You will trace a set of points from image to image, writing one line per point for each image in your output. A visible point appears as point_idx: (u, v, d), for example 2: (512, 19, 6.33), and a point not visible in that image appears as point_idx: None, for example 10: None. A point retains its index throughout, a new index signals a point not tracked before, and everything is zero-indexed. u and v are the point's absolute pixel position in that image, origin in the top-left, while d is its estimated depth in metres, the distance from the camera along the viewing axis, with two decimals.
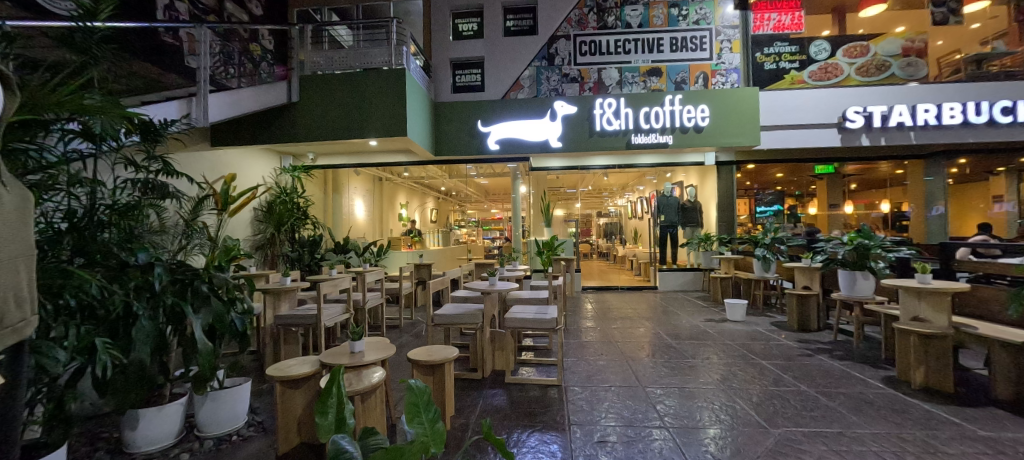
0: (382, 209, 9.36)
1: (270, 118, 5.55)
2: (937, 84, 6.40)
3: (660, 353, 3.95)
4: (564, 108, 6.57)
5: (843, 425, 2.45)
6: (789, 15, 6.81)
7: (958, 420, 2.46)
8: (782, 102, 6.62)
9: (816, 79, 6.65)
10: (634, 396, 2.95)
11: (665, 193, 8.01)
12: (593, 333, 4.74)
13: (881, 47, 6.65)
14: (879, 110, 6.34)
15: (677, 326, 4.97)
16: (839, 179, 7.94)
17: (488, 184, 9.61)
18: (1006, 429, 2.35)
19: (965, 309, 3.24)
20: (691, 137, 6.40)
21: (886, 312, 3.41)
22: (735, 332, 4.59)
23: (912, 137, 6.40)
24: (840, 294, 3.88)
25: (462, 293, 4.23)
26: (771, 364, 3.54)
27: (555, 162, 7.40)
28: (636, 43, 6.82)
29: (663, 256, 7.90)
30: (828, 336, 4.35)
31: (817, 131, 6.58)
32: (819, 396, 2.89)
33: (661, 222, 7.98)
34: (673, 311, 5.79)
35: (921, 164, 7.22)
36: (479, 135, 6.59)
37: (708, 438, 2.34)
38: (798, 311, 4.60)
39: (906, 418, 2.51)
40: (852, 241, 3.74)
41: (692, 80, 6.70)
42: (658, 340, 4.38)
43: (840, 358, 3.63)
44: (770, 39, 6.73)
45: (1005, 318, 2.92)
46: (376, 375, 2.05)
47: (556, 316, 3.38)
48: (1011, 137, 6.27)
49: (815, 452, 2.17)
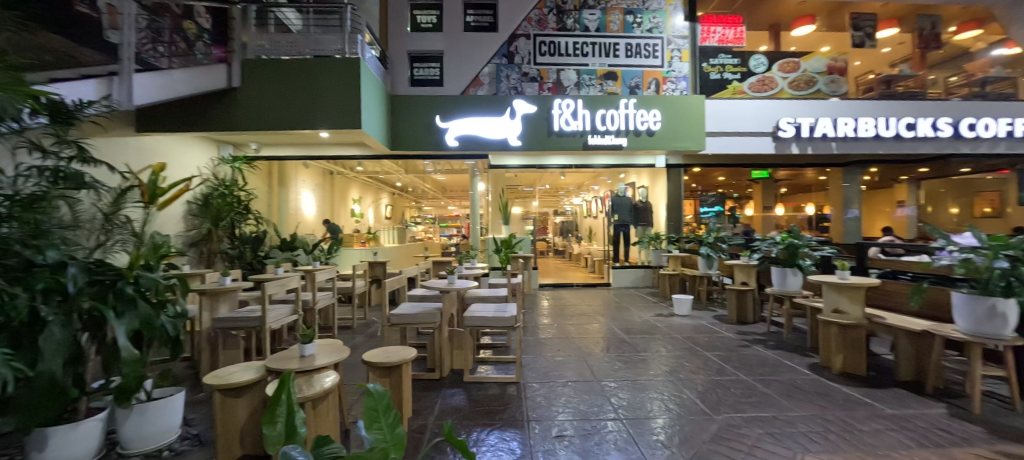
0: (332, 204, 8.87)
1: (209, 102, 5.12)
2: (855, 101, 7.14)
3: (614, 348, 4.11)
4: (523, 107, 6.61)
5: (775, 410, 2.69)
6: (733, 29, 7.28)
7: (870, 400, 2.79)
8: (726, 110, 7.04)
9: (755, 90, 7.18)
10: (592, 391, 3.04)
11: (619, 193, 8.29)
12: (549, 330, 4.83)
13: (810, 64, 7.27)
14: (808, 121, 6.95)
15: (629, 322, 5.20)
16: (773, 182, 8.82)
17: (446, 180, 9.57)
18: (908, 406, 2.70)
19: (878, 302, 3.64)
20: (644, 140, 6.68)
21: (812, 304, 3.74)
22: (682, 326, 4.88)
23: (834, 147, 7.07)
24: (773, 290, 4.21)
25: (419, 291, 4.14)
26: (714, 355, 3.81)
27: (514, 160, 7.35)
28: (594, 46, 7.01)
29: (617, 254, 8.09)
30: (762, 328, 4.71)
31: (755, 139, 7.10)
32: (756, 383, 3.15)
33: (615, 220, 8.19)
34: (626, 306, 6.06)
35: (841, 171, 8.02)
36: (437, 130, 6.47)
37: (658, 428, 2.47)
38: (736, 304, 4.96)
39: (829, 401, 2.81)
40: (784, 240, 4.13)
41: (645, 85, 7.00)
42: (612, 335, 4.57)
43: (773, 348, 3.98)
44: (715, 51, 7.17)
45: (909, 309, 3.32)
46: (329, 380, 1.96)
47: (515, 314, 3.41)
48: (915, 150, 7.07)
49: (753, 435, 2.38)
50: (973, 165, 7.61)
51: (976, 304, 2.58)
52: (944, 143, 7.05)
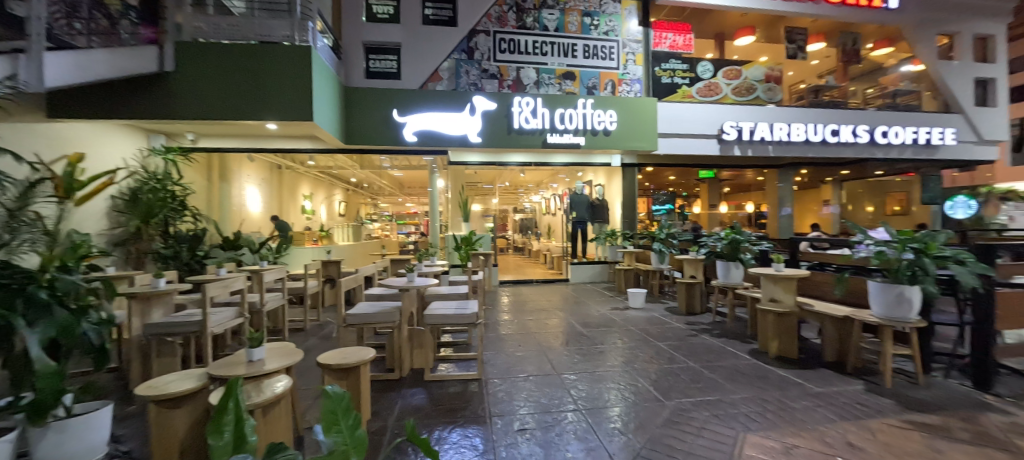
0: (280, 200, 8.35)
1: (138, 86, 4.64)
2: (789, 107, 7.79)
3: (572, 342, 4.23)
4: (483, 103, 6.57)
5: (720, 394, 2.91)
6: (682, 36, 7.66)
7: (801, 381, 3.08)
8: (677, 113, 7.41)
9: (702, 95, 7.62)
10: (552, 384, 3.11)
11: (577, 191, 8.49)
12: (510, 326, 4.88)
13: (751, 72, 7.82)
14: (748, 126, 7.48)
15: (587, 315, 5.36)
16: (717, 181, 9.41)
17: (403, 176, 9.34)
18: (831, 384, 3.02)
19: (808, 291, 4.01)
20: (601, 139, 6.89)
21: (752, 295, 4.05)
22: (636, 318, 5.11)
23: (770, 150, 7.67)
24: (718, 282, 4.51)
25: (376, 290, 4.02)
26: (665, 345, 4.03)
27: (474, 157, 7.29)
28: (553, 46, 7.11)
29: (575, 250, 8.30)
30: (709, 318, 5.02)
31: (703, 141, 7.54)
32: (703, 369, 3.38)
33: (572, 217, 8.36)
34: (583, 301, 6.24)
35: (777, 172, 8.73)
36: (395, 125, 6.28)
37: (614, 416, 2.58)
38: (686, 296, 5.27)
39: (766, 383, 3.07)
40: (728, 236, 4.44)
41: (602, 86, 7.23)
42: (570, 329, 4.70)
43: (718, 336, 4.27)
44: (667, 56, 7.52)
45: (833, 297, 3.69)
46: (281, 385, 1.85)
47: (476, 311, 3.41)
48: (838, 154, 7.83)
49: (700, 418, 2.56)
50: (886, 168, 8.56)
51: (887, 291, 2.92)
52: (862, 148, 7.87)
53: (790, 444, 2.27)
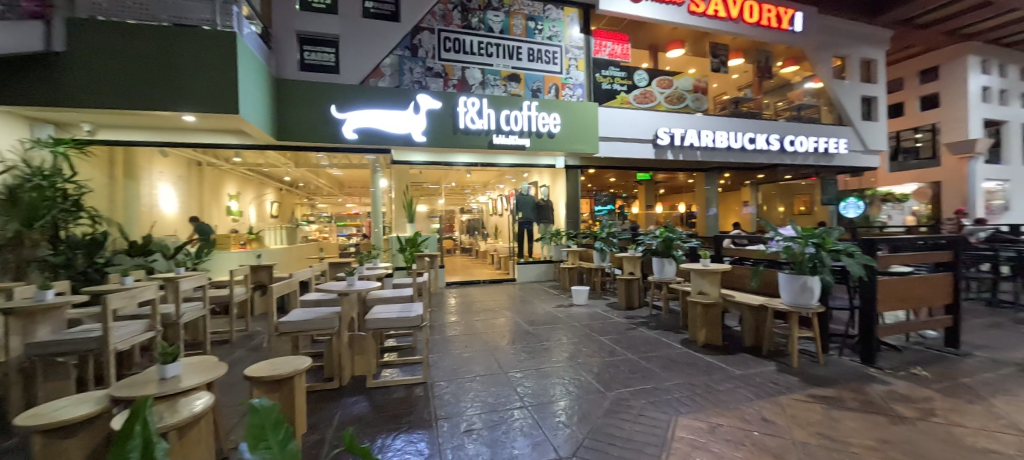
0: (200, 200, 7.57)
1: (16, 67, 3.96)
2: (714, 116, 8.52)
3: (519, 340, 4.29)
4: (427, 101, 6.44)
5: (655, 381, 3.11)
6: (620, 45, 8.08)
7: (724, 365, 3.39)
8: (616, 118, 7.80)
9: (638, 102, 8.08)
10: (499, 383, 3.14)
11: (523, 192, 8.62)
12: (457, 328, 4.83)
13: (681, 83, 8.43)
14: (679, 132, 8.06)
15: (533, 314, 5.47)
16: (653, 184, 10.17)
17: (343, 176, 8.89)
18: (749, 366, 3.36)
19: (730, 283, 4.41)
20: (545, 142, 7.06)
21: (683, 288, 4.38)
22: (580, 314, 5.30)
23: (698, 155, 8.34)
24: (653, 278, 4.81)
25: (313, 296, 3.78)
26: (607, 339, 4.22)
27: (419, 156, 7.11)
28: (498, 48, 7.16)
29: (521, 250, 8.43)
30: (646, 311, 5.35)
31: (639, 145, 8.00)
32: (641, 360, 3.59)
33: (519, 218, 8.46)
34: (530, 300, 6.35)
35: (704, 176, 9.49)
36: (333, 121, 5.97)
37: (559, 409, 2.66)
38: (625, 291, 5.56)
39: (695, 369, 3.34)
40: (662, 234, 4.73)
41: (546, 89, 7.42)
42: (517, 328, 4.75)
43: (654, 328, 4.56)
44: (606, 63, 7.88)
45: (750, 288, 4.10)
46: (200, 403, 1.69)
47: (421, 314, 3.34)
48: (755, 159, 8.70)
49: (637, 405, 2.73)
50: (793, 172, 9.66)
51: (793, 281, 3.31)
52: (774, 155, 8.82)
53: (715, 423, 2.50)
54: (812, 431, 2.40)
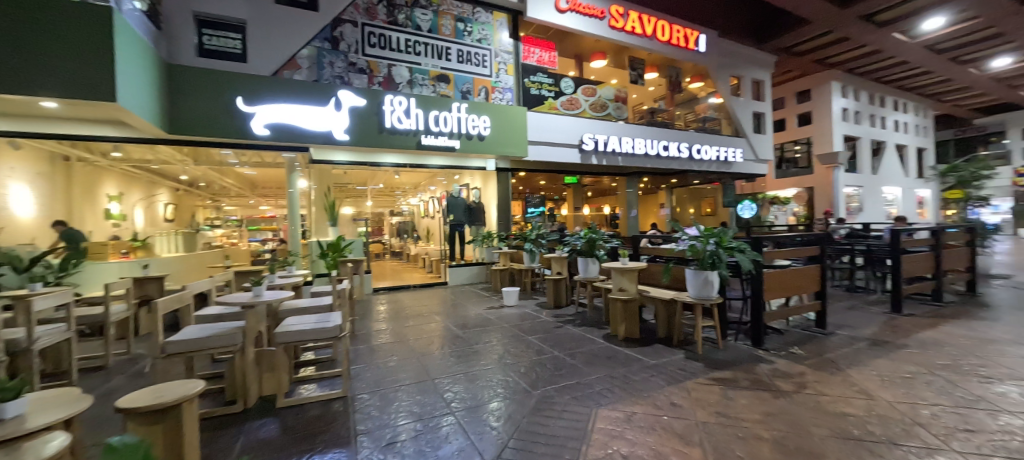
0: (68, 202, 6.29)
1: None
2: (633, 125, 9.17)
3: (448, 345, 4.21)
4: (351, 98, 6.09)
5: (579, 377, 3.24)
6: (548, 53, 8.35)
7: (640, 356, 3.64)
8: (544, 123, 8.04)
9: (565, 108, 8.42)
10: (425, 391, 3.04)
11: (454, 194, 8.45)
12: (382, 336, 4.61)
13: (604, 92, 8.95)
14: (602, 138, 8.55)
15: (464, 317, 5.41)
16: (581, 187, 10.47)
17: (256, 175, 8.10)
18: (661, 356, 3.64)
19: (645, 279, 4.75)
20: (475, 144, 7.05)
21: (605, 286, 4.60)
22: (510, 315, 5.36)
23: (620, 161, 8.93)
24: (579, 277, 5.02)
25: (212, 311, 3.35)
26: (535, 338, 4.32)
27: (342, 155, 6.69)
28: (426, 47, 7.01)
29: (452, 253, 8.24)
30: (572, 309, 5.58)
31: (567, 150, 8.32)
32: (566, 356, 3.72)
33: (450, 220, 8.36)
34: (461, 303, 6.28)
35: (625, 180, 10.30)
36: (241, 114, 5.39)
37: (486, 413, 2.65)
38: (553, 291, 5.73)
39: (615, 362, 3.54)
40: (585, 234, 5.01)
41: (475, 92, 7.43)
42: (446, 332, 4.67)
43: (579, 325, 4.76)
44: (535, 69, 8.10)
45: (663, 283, 4.45)
46: (60, 441, 1.39)
47: (340, 323, 3.13)
48: (668, 166, 9.53)
49: (562, 401, 2.82)
50: (701, 177, 10.74)
51: (697, 276, 3.65)
52: (684, 162, 9.75)
53: (631, 412, 2.67)
54: (712, 411, 2.67)
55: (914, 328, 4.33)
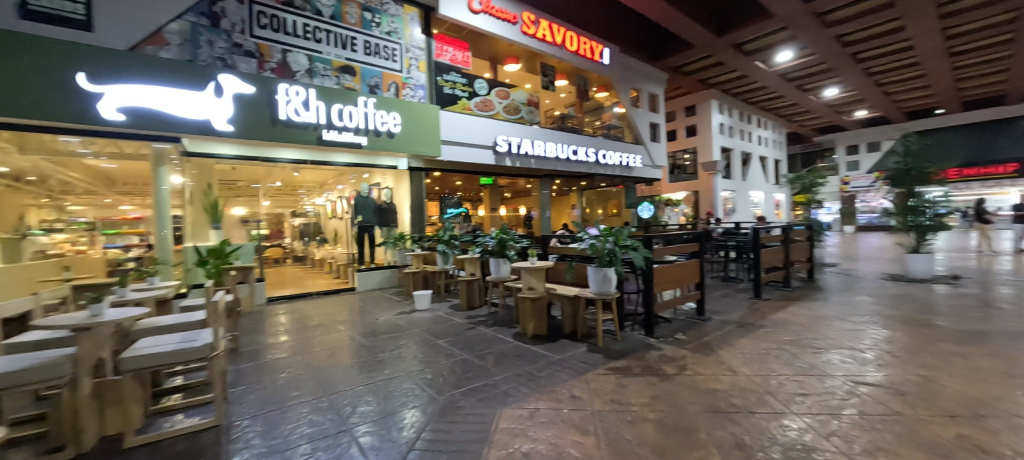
0: None
1: None
2: (545, 129, 9.56)
3: (350, 355, 3.92)
4: (236, 84, 5.38)
5: (486, 378, 3.24)
6: (462, 52, 8.31)
7: (546, 352, 3.77)
8: (458, 123, 7.98)
9: (479, 109, 8.45)
10: (319, 408, 2.78)
11: (363, 194, 7.93)
12: (273, 350, 4.13)
13: (516, 95, 9.20)
14: (515, 141, 8.74)
15: (372, 324, 5.10)
16: (496, 188, 10.88)
17: (115, 166, 6.95)
18: (565, 350, 3.81)
19: (553, 277, 4.94)
20: (385, 142, 6.72)
21: (515, 285, 4.68)
22: (421, 320, 5.19)
23: (533, 163, 9.23)
24: (491, 277, 5.06)
25: (31, 337, 2.68)
26: (446, 342, 4.22)
27: (226, 149, 5.87)
28: (328, 35, 6.49)
29: (361, 256, 7.80)
30: (485, 309, 5.60)
31: (481, 151, 8.35)
32: (475, 358, 3.69)
33: (358, 222, 7.85)
34: (370, 309, 5.92)
35: (538, 182, 10.62)
36: (84, 94, 4.42)
37: (386, 426, 2.49)
38: (466, 292, 5.68)
39: (522, 360, 3.62)
40: (497, 234, 5.05)
41: (385, 87, 7.04)
42: (349, 342, 4.35)
43: (490, 325, 4.78)
44: (448, 68, 8.00)
45: (569, 281, 4.66)
46: None
47: (211, 341, 2.72)
48: (578, 169, 10.11)
49: (467, 405, 2.78)
50: (607, 180, 11.61)
51: (597, 273, 3.89)
52: (592, 166, 10.43)
53: (534, 408, 2.73)
54: (607, 399, 2.85)
55: (769, 310, 5.13)
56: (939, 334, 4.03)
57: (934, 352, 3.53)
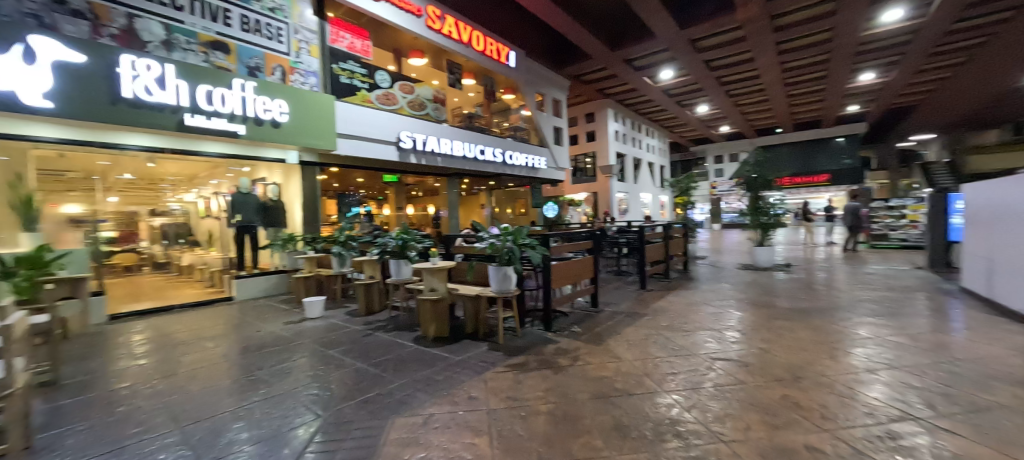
0: None
1: None
2: (452, 127, 9.47)
3: (217, 376, 3.40)
4: (57, 50, 4.30)
5: (380, 387, 3.06)
6: (360, 41, 7.84)
7: (446, 354, 3.71)
8: (357, 115, 7.47)
9: (380, 102, 8.05)
10: (170, 444, 2.34)
11: (243, 190, 7.03)
12: (111, 379, 3.39)
13: (422, 91, 8.97)
14: (421, 138, 8.50)
15: (251, 338, 4.50)
16: (402, 186, 10.50)
17: None
18: (465, 351, 3.79)
19: (457, 278, 4.90)
20: (267, 131, 5.98)
21: (416, 287, 4.53)
22: (312, 329, 4.73)
23: (440, 161, 9.07)
24: (391, 280, 4.84)
25: None
26: (338, 351, 3.91)
27: (42, 130, 4.64)
28: (192, 3, 5.56)
29: (240, 260, 6.91)
30: (385, 314, 5.33)
31: (382, 147, 7.94)
32: (370, 367, 3.47)
33: (236, 221, 7.02)
34: (250, 321, 5.23)
35: (445, 181, 10.52)
36: None
37: (255, 455, 2.19)
38: (365, 297, 5.35)
39: (420, 364, 3.50)
40: (397, 235, 4.84)
41: (268, 70, 6.25)
42: (218, 360, 3.77)
43: (390, 331, 4.55)
44: (345, 56, 7.47)
45: (472, 281, 4.66)
46: None
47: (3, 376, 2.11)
48: (484, 169, 10.21)
49: (357, 419, 2.59)
50: (515, 180, 11.96)
51: (498, 272, 3.94)
52: (499, 166, 10.64)
53: (429, 414, 2.65)
54: (504, 396, 2.90)
55: (652, 299, 5.75)
56: (774, 312, 4.92)
57: (770, 328, 4.30)
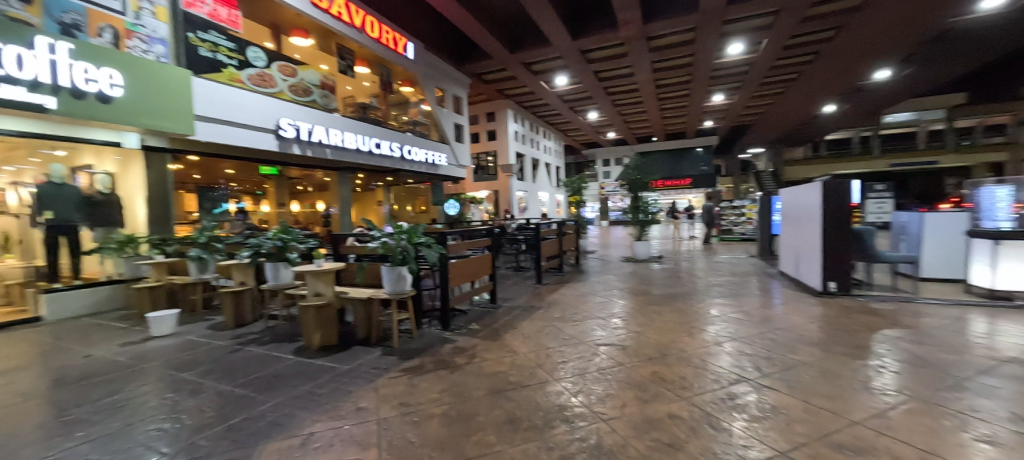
0: None
1: None
2: (344, 117, 8.76)
3: (7, 422, 2.60)
4: None
5: (249, 410, 2.67)
6: (226, 9, 6.77)
7: (332, 364, 3.42)
8: (221, 95, 6.42)
9: (254, 83, 7.10)
10: None
11: (56, 180, 5.47)
12: None
13: (306, 74, 8.13)
14: (304, 126, 7.68)
15: (65, 367, 3.55)
16: (285, 179, 9.35)
17: None
18: (354, 359, 3.54)
19: (346, 280, 4.56)
20: (92, 107, 4.71)
21: (297, 292, 4.08)
22: (159, 350, 3.93)
23: (328, 153, 8.30)
24: (267, 285, 4.30)
25: None
26: (194, 374, 3.31)
27: None
28: None
29: (52, 269, 5.36)
30: (260, 325, 4.69)
31: (254, 134, 6.96)
32: (236, 388, 3.02)
33: (45, 220, 5.46)
34: (66, 346, 4.13)
35: (336, 176, 9.59)
36: None
37: None
38: (233, 306, 4.64)
39: (299, 378, 3.16)
40: (274, 234, 4.29)
41: (91, 29, 4.96)
42: (9, 401, 2.89)
43: (264, 343, 4.02)
44: (205, 24, 6.38)
45: (363, 283, 4.38)
46: None
47: None
48: (379, 164, 9.65)
49: (217, 450, 2.22)
50: (414, 176, 11.59)
51: (392, 272, 3.77)
52: (397, 161, 10.18)
53: (309, 433, 2.40)
54: (396, 403, 2.77)
55: (547, 293, 6.09)
56: (648, 299, 5.61)
57: (645, 313, 4.88)
